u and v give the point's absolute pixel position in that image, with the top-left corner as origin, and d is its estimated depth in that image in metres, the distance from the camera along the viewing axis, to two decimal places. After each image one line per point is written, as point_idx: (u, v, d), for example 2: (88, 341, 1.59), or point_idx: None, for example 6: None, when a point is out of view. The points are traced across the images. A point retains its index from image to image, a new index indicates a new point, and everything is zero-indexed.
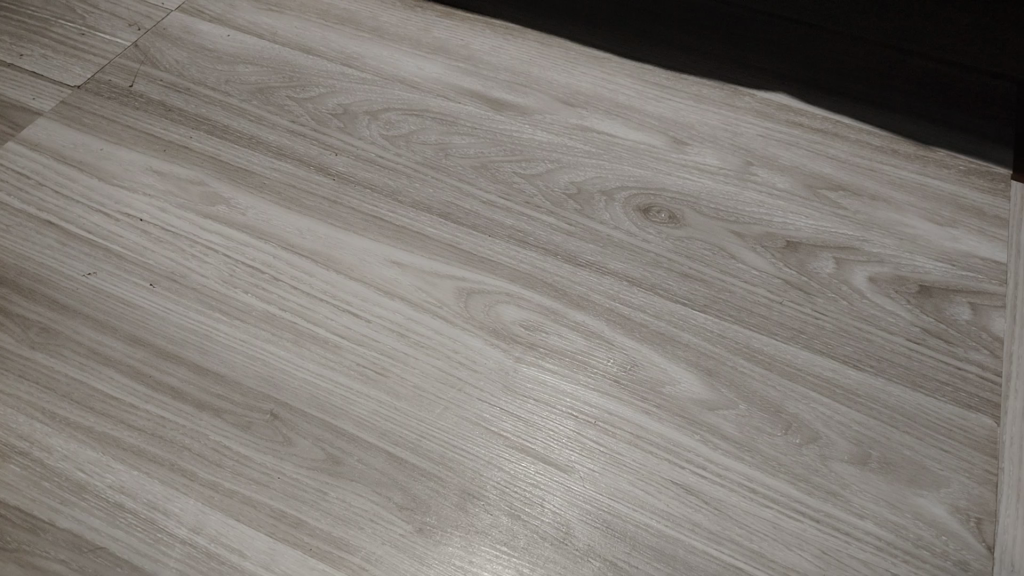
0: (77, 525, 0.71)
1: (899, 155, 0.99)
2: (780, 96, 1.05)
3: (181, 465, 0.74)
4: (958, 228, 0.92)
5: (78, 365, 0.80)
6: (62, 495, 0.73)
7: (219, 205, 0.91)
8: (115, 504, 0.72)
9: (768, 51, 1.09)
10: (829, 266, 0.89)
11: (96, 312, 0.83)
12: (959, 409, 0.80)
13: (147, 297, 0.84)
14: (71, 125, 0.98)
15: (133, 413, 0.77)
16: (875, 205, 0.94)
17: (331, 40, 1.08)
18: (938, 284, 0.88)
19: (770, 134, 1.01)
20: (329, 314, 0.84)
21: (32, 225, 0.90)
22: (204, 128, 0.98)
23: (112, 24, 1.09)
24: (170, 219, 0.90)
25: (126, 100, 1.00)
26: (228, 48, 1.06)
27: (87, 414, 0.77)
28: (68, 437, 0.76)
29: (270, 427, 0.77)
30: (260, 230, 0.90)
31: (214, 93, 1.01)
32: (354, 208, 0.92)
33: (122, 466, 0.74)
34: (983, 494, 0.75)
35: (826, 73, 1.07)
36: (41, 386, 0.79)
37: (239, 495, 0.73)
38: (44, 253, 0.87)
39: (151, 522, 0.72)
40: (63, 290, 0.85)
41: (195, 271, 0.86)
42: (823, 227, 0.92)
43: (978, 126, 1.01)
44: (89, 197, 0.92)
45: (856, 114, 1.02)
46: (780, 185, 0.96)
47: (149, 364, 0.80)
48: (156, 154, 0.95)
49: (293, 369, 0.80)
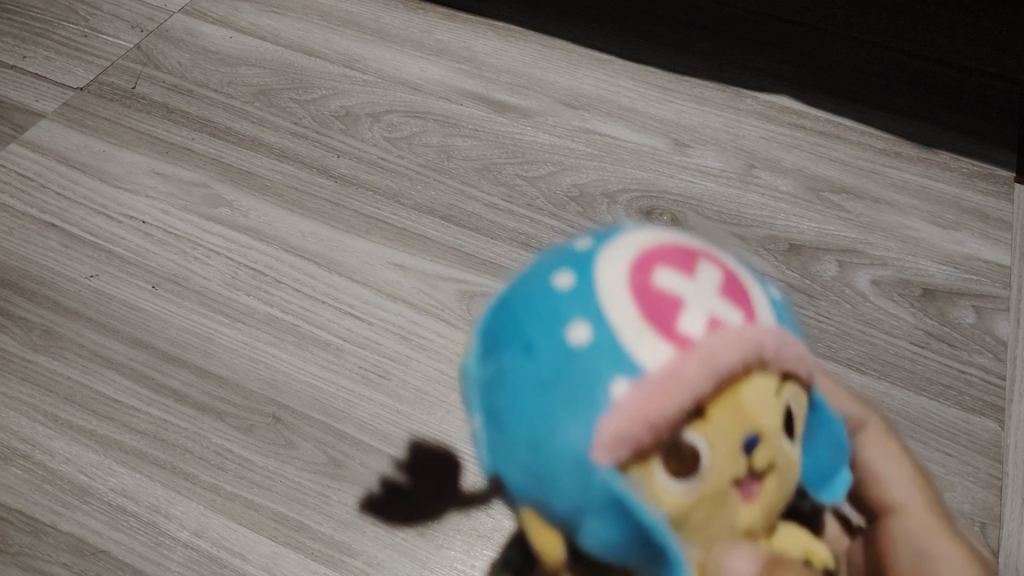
0: (81, 527, 0.71)
1: (902, 158, 0.98)
2: (783, 98, 1.04)
3: (183, 468, 0.74)
4: (961, 231, 0.92)
5: (80, 367, 0.80)
6: (65, 498, 0.73)
7: (221, 207, 0.91)
8: (118, 507, 0.72)
9: (771, 53, 1.09)
10: (833, 269, 0.89)
11: (98, 315, 0.83)
12: (962, 413, 0.79)
13: (149, 299, 0.84)
14: (73, 127, 0.97)
15: (136, 415, 0.77)
16: (878, 208, 0.94)
17: (332, 41, 1.08)
18: (941, 288, 0.88)
19: (773, 136, 1.00)
20: (331, 316, 0.84)
21: (34, 227, 0.89)
22: (206, 130, 0.98)
23: (114, 26, 1.09)
24: (173, 221, 0.90)
25: (129, 102, 1.00)
26: (230, 50, 1.06)
27: (89, 416, 0.77)
28: (70, 440, 0.75)
29: (272, 431, 0.76)
30: (262, 232, 0.90)
31: (217, 95, 1.01)
32: (356, 210, 0.92)
33: (125, 469, 0.74)
34: (986, 498, 0.74)
35: (829, 75, 1.06)
36: (43, 389, 0.78)
37: (241, 498, 0.73)
38: (47, 255, 0.87)
39: (154, 525, 0.72)
40: (65, 292, 0.85)
41: (197, 273, 0.86)
42: (826, 229, 0.92)
43: (983, 130, 1.01)
44: (92, 199, 0.92)
45: (859, 118, 1.02)
46: (783, 188, 0.96)
47: (151, 366, 0.80)
48: (159, 156, 0.95)
49: (295, 372, 0.80)
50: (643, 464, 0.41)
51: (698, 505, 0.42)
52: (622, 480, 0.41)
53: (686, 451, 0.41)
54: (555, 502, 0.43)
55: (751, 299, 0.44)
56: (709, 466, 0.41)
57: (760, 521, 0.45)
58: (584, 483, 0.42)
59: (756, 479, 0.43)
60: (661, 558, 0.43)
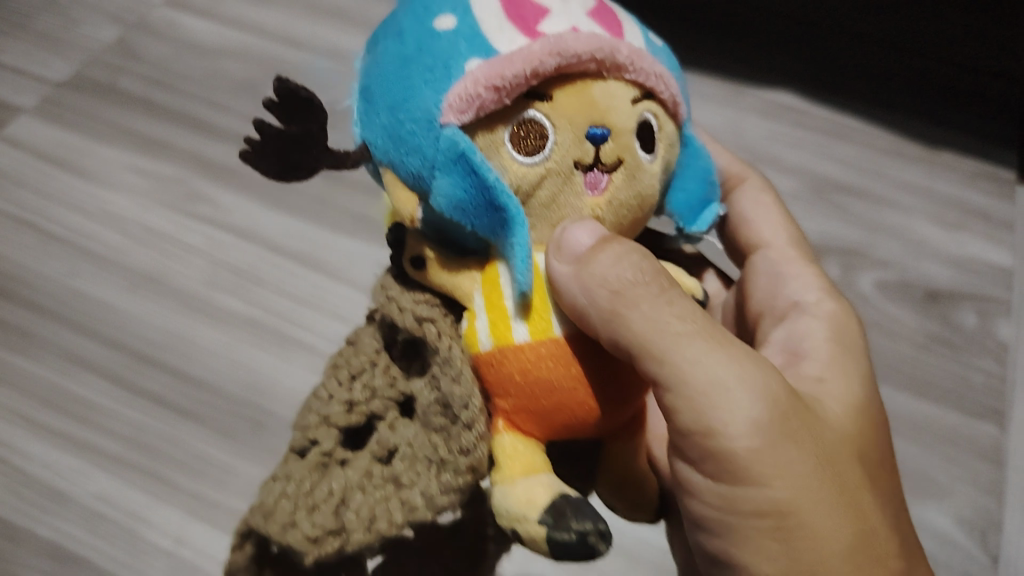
0: (57, 534, 0.69)
1: (903, 157, 0.96)
2: (782, 95, 1.02)
3: (164, 474, 0.72)
4: (963, 232, 0.90)
5: (56, 369, 0.77)
6: (41, 503, 0.70)
7: (203, 203, 0.89)
8: (95, 513, 0.70)
9: (771, 48, 1.07)
10: (833, 271, 0.87)
11: (76, 315, 0.80)
12: (966, 418, 0.77)
13: (129, 299, 0.82)
14: (52, 120, 0.94)
15: (113, 419, 0.74)
16: (879, 208, 0.92)
17: (321, 34, 1.05)
18: (944, 290, 0.86)
19: (771, 134, 0.98)
20: (318, 318, 0.81)
21: (11, 223, 0.86)
22: (189, 125, 0.95)
23: (95, 17, 1.05)
24: (154, 218, 0.87)
25: (111, 95, 0.97)
26: (215, 44, 1.03)
27: (65, 420, 0.74)
28: (44, 444, 0.73)
29: (258, 437, 0.74)
30: (246, 230, 0.87)
31: (201, 89, 0.98)
32: (343, 209, 0.89)
33: (101, 475, 0.71)
34: (989, 505, 0.73)
35: (828, 72, 1.04)
36: (17, 391, 0.75)
37: (224, 506, 0.71)
38: (23, 253, 0.84)
39: (133, 532, 0.69)
40: (42, 291, 0.82)
41: (179, 272, 0.84)
42: (825, 229, 0.90)
43: (985, 129, 0.99)
44: (71, 196, 0.89)
45: (858, 115, 1.00)
46: (782, 187, 0.93)
47: (130, 368, 0.77)
48: (141, 152, 0.92)
49: (280, 376, 0.78)
50: (490, 130, 0.41)
51: (540, 185, 0.42)
52: (470, 141, 0.40)
53: (528, 126, 0.41)
54: (402, 162, 0.42)
55: (623, 29, 0.43)
56: (555, 144, 0.41)
57: (610, 216, 0.45)
58: (431, 135, 0.41)
59: (603, 167, 0.42)
60: (503, 246, 0.44)
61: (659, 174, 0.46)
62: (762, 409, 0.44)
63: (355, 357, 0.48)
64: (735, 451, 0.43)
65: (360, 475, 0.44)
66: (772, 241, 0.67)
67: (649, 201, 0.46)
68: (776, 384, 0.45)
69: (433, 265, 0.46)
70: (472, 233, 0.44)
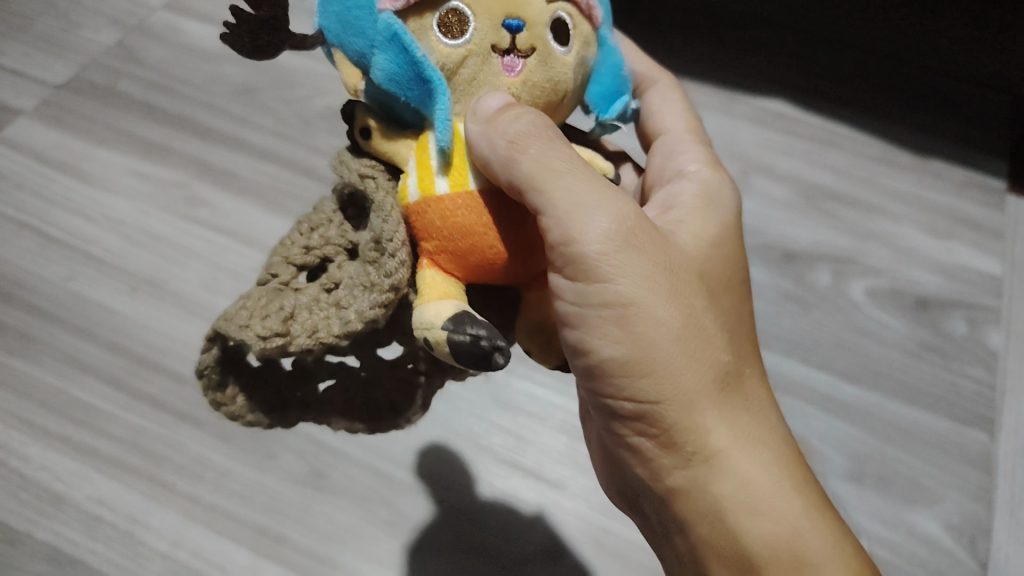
0: (54, 537, 0.69)
1: (895, 166, 0.98)
2: (776, 103, 1.03)
3: (161, 477, 0.72)
4: (953, 241, 0.92)
5: (54, 372, 0.77)
6: (37, 506, 0.70)
7: (202, 208, 0.89)
8: (92, 516, 0.70)
9: (765, 56, 1.08)
10: (826, 278, 0.88)
11: (75, 318, 0.81)
12: (955, 425, 0.78)
13: (128, 302, 0.82)
14: (52, 124, 0.95)
15: (111, 422, 0.74)
16: (871, 216, 0.93)
17: None
18: (934, 298, 0.87)
19: (766, 142, 0.99)
20: None
21: (10, 226, 0.87)
22: (188, 128, 0.95)
23: (95, 21, 1.06)
24: (153, 222, 0.88)
25: (110, 100, 0.98)
26: (215, 48, 1.04)
27: (63, 423, 0.74)
28: (42, 447, 0.73)
29: (253, 439, 0.74)
30: (245, 235, 0.87)
31: (200, 93, 0.99)
32: None
33: (100, 478, 0.72)
34: (979, 511, 0.74)
35: (822, 81, 1.05)
36: (16, 394, 0.76)
37: (220, 509, 0.71)
38: (22, 256, 0.84)
39: (130, 535, 0.69)
40: (41, 295, 0.82)
41: (177, 276, 0.84)
42: (818, 237, 0.91)
43: (974, 137, 1.01)
44: (70, 199, 0.89)
45: (852, 124, 1.01)
46: (776, 195, 0.94)
47: (128, 371, 0.78)
48: (140, 156, 0.93)
49: None
50: (420, 15, 0.38)
51: (461, 64, 0.39)
52: (404, 27, 0.38)
53: (455, 12, 0.38)
54: (346, 42, 0.39)
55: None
56: (476, 30, 0.38)
57: (527, 97, 0.42)
58: (370, 17, 0.38)
59: (520, 52, 0.39)
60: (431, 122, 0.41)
61: (578, 68, 0.42)
62: (613, 221, 0.43)
63: (315, 215, 0.46)
64: (587, 256, 0.42)
65: (305, 300, 0.41)
66: (675, 128, 0.64)
67: (571, 89, 0.43)
68: (627, 203, 0.45)
69: (372, 134, 0.42)
70: (409, 107, 0.41)
